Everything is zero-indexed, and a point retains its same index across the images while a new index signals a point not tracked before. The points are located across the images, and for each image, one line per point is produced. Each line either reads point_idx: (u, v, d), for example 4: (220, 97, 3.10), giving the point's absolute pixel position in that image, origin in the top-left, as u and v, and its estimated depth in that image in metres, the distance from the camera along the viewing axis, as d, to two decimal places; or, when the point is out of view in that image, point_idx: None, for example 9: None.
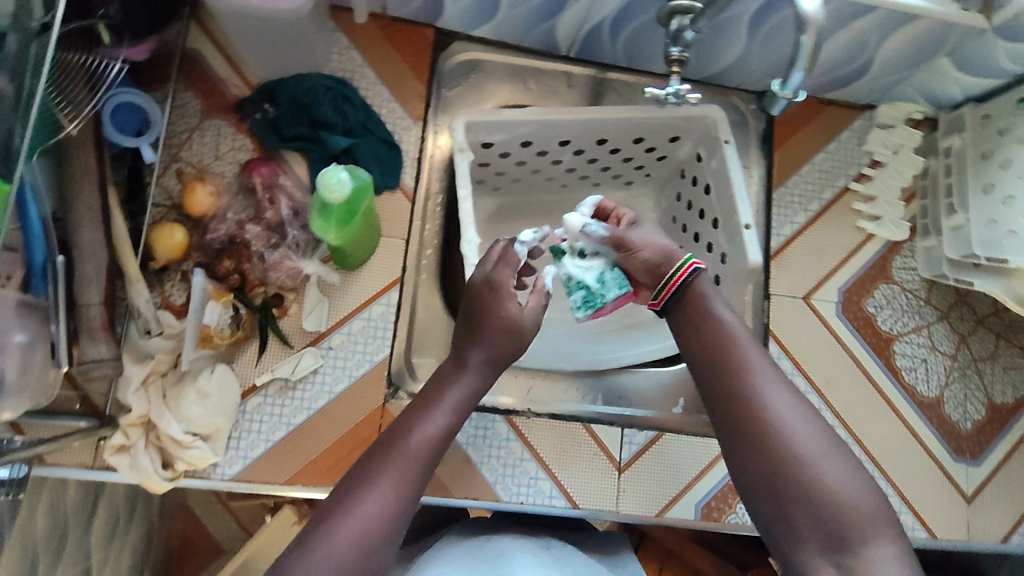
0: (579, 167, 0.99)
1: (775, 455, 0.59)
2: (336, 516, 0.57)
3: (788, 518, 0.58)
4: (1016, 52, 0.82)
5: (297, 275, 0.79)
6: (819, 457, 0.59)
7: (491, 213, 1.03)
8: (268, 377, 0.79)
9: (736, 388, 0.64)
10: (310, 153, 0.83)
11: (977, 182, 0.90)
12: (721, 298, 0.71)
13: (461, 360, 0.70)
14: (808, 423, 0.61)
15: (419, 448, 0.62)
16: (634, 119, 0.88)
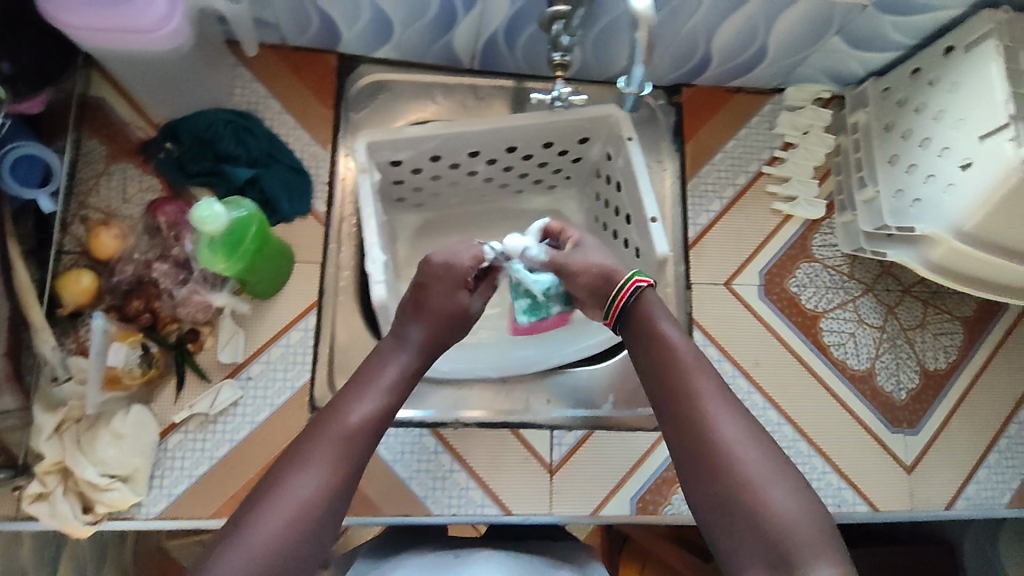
0: (496, 177, 0.99)
1: (723, 476, 0.59)
2: (260, 508, 0.56)
3: (735, 541, 0.57)
4: (903, 24, 0.83)
5: (207, 308, 0.80)
6: (766, 482, 0.57)
7: (418, 229, 1.04)
8: (186, 413, 0.79)
9: (685, 408, 0.63)
10: (217, 187, 0.83)
11: (884, 153, 0.90)
12: (668, 315, 0.70)
13: (399, 335, 0.70)
14: (758, 448, 0.60)
15: (356, 424, 0.62)
16: (535, 127, 0.88)
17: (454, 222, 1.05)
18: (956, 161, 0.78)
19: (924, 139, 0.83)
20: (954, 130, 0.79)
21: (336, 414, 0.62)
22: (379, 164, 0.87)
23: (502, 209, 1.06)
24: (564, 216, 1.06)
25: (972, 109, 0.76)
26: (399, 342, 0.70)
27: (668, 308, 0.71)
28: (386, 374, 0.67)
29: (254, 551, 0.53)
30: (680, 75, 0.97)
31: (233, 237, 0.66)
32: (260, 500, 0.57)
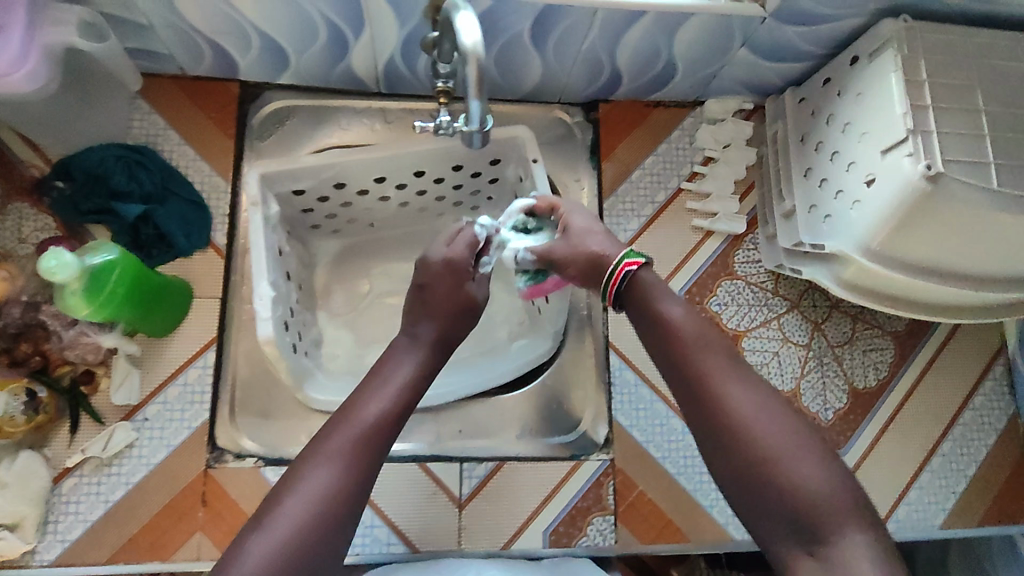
0: (411, 201, 0.96)
1: (744, 455, 0.57)
2: (274, 507, 0.57)
3: (759, 512, 0.56)
4: (807, 34, 0.80)
5: (100, 349, 0.78)
6: (786, 455, 0.56)
7: (338, 255, 1.02)
8: (79, 458, 0.78)
9: (700, 387, 0.61)
10: (110, 225, 0.82)
11: (800, 167, 0.87)
12: (670, 291, 0.67)
13: (411, 333, 0.71)
14: (776, 418, 0.58)
15: (369, 422, 0.62)
16: (437, 151, 0.87)
17: (377, 249, 1.03)
18: (862, 176, 0.75)
19: (833, 153, 0.80)
20: (860, 144, 0.76)
21: (348, 415, 0.62)
22: (279, 194, 0.86)
23: (425, 232, 1.03)
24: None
25: (874, 122, 0.73)
26: (410, 342, 0.70)
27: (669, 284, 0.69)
28: (399, 374, 0.67)
29: (263, 564, 0.53)
30: (594, 91, 0.95)
31: (94, 284, 0.64)
32: (275, 501, 0.57)
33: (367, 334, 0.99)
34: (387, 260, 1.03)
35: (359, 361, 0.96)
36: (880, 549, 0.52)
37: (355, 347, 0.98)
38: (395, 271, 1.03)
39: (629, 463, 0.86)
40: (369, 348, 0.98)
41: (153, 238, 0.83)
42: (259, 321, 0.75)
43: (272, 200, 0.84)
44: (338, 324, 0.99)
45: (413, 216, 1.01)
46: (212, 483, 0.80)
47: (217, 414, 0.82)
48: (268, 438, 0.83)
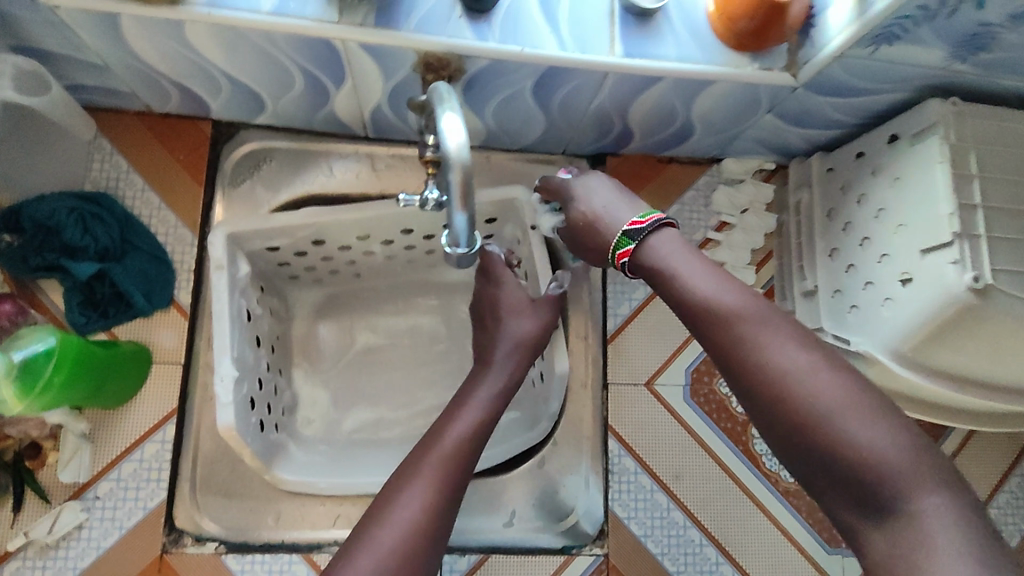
0: (398, 255, 0.89)
1: (790, 414, 0.48)
2: (371, 525, 0.59)
3: (820, 481, 0.48)
4: (841, 104, 0.72)
5: (45, 425, 0.71)
6: (840, 410, 0.47)
7: (318, 306, 0.94)
8: (21, 540, 0.71)
9: (730, 349, 0.53)
10: (63, 282, 0.75)
11: (825, 245, 0.79)
12: (683, 256, 0.59)
13: (488, 357, 0.75)
14: (823, 369, 0.49)
15: (451, 446, 0.66)
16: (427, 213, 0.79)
17: (360, 302, 0.95)
18: (896, 273, 0.68)
19: (863, 239, 0.73)
20: (896, 236, 0.68)
21: (430, 446, 0.66)
22: (251, 252, 0.79)
23: (413, 284, 0.95)
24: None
25: (913, 215, 0.67)
26: (488, 364, 0.74)
27: (687, 244, 0.60)
28: (478, 398, 0.71)
29: None
30: (601, 146, 0.86)
31: (28, 380, 0.57)
32: (363, 535, 0.59)
33: (346, 395, 0.92)
34: (371, 313, 0.95)
35: (336, 426, 0.90)
36: (964, 515, 0.42)
37: (332, 410, 0.91)
38: (380, 326, 0.95)
39: (624, 558, 0.80)
40: (348, 411, 0.91)
41: (110, 297, 0.75)
42: (219, 405, 0.69)
43: (241, 261, 0.77)
44: (316, 382, 0.91)
45: (401, 268, 0.93)
46: (169, 570, 0.73)
47: (176, 492, 0.75)
48: (231, 520, 0.76)
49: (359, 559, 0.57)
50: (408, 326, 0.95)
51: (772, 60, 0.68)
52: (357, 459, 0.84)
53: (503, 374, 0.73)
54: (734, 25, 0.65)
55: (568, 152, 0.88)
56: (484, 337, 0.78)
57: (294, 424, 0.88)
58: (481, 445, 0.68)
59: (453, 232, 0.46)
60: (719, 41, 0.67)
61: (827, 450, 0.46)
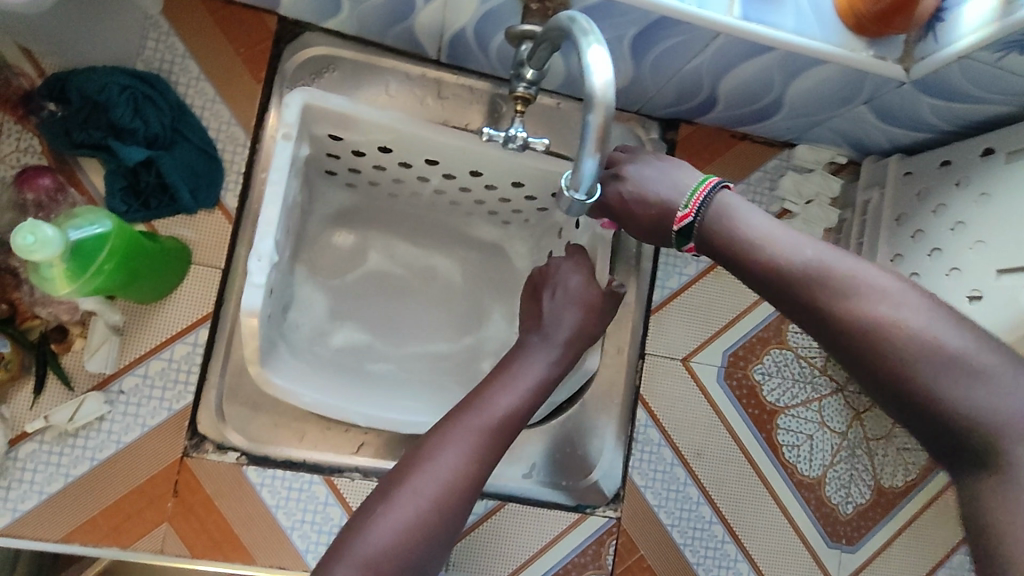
0: (450, 193, 0.86)
1: (894, 372, 0.41)
2: (411, 475, 0.58)
3: (931, 443, 0.41)
4: (943, 109, 0.70)
5: (77, 310, 0.68)
6: (941, 359, 0.40)
7: (342, 212, 0.90)
8: (40, 424, 0.69)
9: (817, 309, 0.46)
10: (106, 163, 0.70)
11: (889, 250, 0.78)
12: (748, 205, 0.53)
13: (546, 331, 0.73)
14: (924, 313, 0.42)
15: (499, 417, 0.63)
16: (505, 162, 0.76)
17: (389, 220, 0.92)
18: (964, 289, 0.68)
19: (933, 249, 0.72)
20: (970, 252, 0.68)
21: (475, 410, 0.63)
22: (314, 135, 0.75)
23: (446, 222, 0.93)
24: (511, 259, 0.94)
25: (995, 235, 0.66)
26: (541, 340, 0.72)
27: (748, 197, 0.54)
28: (530, 372, 0.69)
29: (390, 542, 0.54)
30: (678, 111, 0.83)
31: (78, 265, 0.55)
32: (399, 482, 0.58)
33: (351, 310, 0.89)
34: (395, 236, 0.92)
35: (322, 339, 0.85)
36: None
37: (337, 335, 0.87)
38: (398, 251, 0.92)
39: (637, 524, 0.81)
40: (340, 326, 0.87)
41: (154, 187, 0.71)
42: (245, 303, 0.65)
43: (304, 140, 0.73)
44: (320, 288, 0.88)
45: (440, 205, 0.90)
46: (187, 473, 0.72)
47: (201, 398, 0.74)
48: (254, 433, 0.75)
49: (399, 508, 0.56)
50: (426, 266, 0.93)
51: (888, 49, 0.65)
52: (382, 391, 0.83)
53: (555, 352, 0.71)
54: (861, 6, 0.61)
55: (642, 112, 0.85)
56: (540, 308, 0.75)
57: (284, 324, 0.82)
58: (526, 417, 0.67)
59: (577, 177, 0.45)
60: (839, 20, 0.64)
61: (925, 406, 0.40)
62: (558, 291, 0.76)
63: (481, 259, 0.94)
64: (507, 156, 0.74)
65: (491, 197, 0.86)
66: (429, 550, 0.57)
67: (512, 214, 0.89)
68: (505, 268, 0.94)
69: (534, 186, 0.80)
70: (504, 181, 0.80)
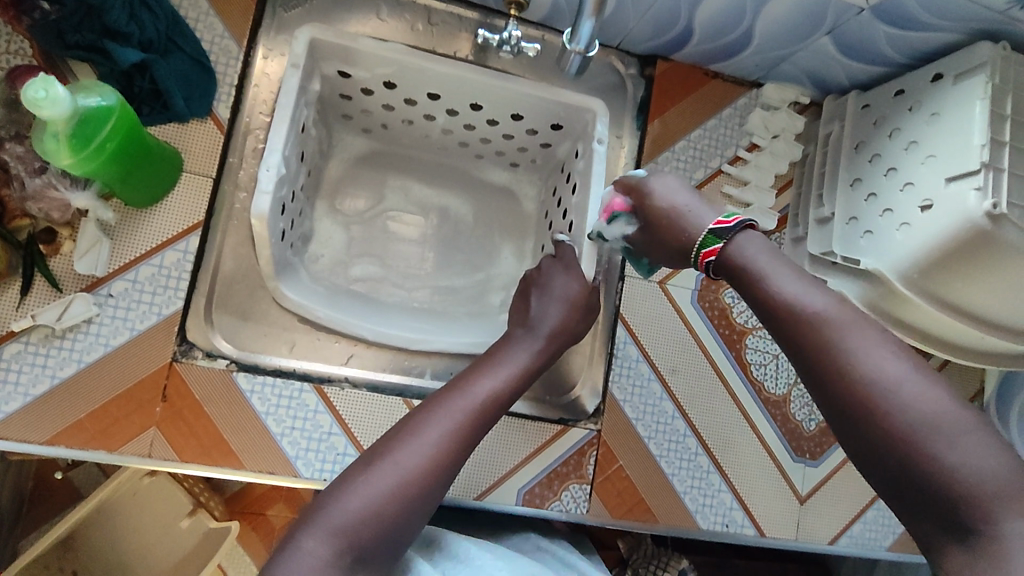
0: (455, 132, 0.91)
1: (891, 430, 0.48)
2: (398, 443, 0.63)
3: (908, 498, 0.48)
4: (897, 40, 0.77)
5: (67, 208, 0.69)
6: (923, 425, 0.47)
7: (362, 157, 0.95)
8: (27, 323, 0.68)
9: (829, 365, 0.53)
10: (98, 66, 0.71)
11: (848, 175, 0.84)
12: (773, 261, 0.61)
13: (531, 323, 0.77)
14: (915, 379, 0.50)
15: (482, 400, 0.68)
16: (506, 90, 0.82)
17: (403, 164, 0.97)
18: (917, 200, 0.74)
19: (889, 169, 0.79)
20: (922, 165, 0.74)
21: (460, 393, 0.68)
22: (325, 74, 0.81)
23: (454, 167, 0.98)
24: (519, 200, 0.98)
25: (945, 148, 0.72)
26: (526, 332, 0.76)
27: (774, 249, 0.62)
28: (515, 359, 0.73)
29: (365, 504, 0.58)
30: (654, 46, 0.88)
31: (85, 132, 0.58)
32: (381, 453, 0.62)
33: (360, 243, 0.93)
34: (409, 177, 0.96)
35: (342, 269, 0.91)
36: None
37: (334, 254, 0.91)
38: (414, 192, 0.97)
39: (616, 435, 0.85)
40: (357, 258, 0.92)
41: (148, 93, 0.72)
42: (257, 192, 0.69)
43: (315, 77, 0.79)
44: (337, 221, 0.93)
45: (452, 148, 0.96)
46: (176, 378, 0.72)
47: (192, 305, 0.75)
48: (245, 341, 0.77)
49: (379, 476, 0.60)
50: (439, 206, 0.97)
51: None
52: (373, 310, 0.86)
53: (538, 344, 0.75)
54: None
55: (621, 48, 0.90)
56: (525, 308, 0.79)
57: (304, 254, 0.88)
58: (511, 401, 0.71)
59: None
60: None
61: (905, 461, 0.48)
62: (547, 292, 0.79)
63: (487, 195, 0.98)
64: (508, 85, 0.81)
65: (496, 134, 0.91)
66: (400, 531, 0.59)
67: (518, 153, 0.94)
68: (512, 209, 0.98)
69: (534, 120, 0.86)
70: (504, 115, 0.86)
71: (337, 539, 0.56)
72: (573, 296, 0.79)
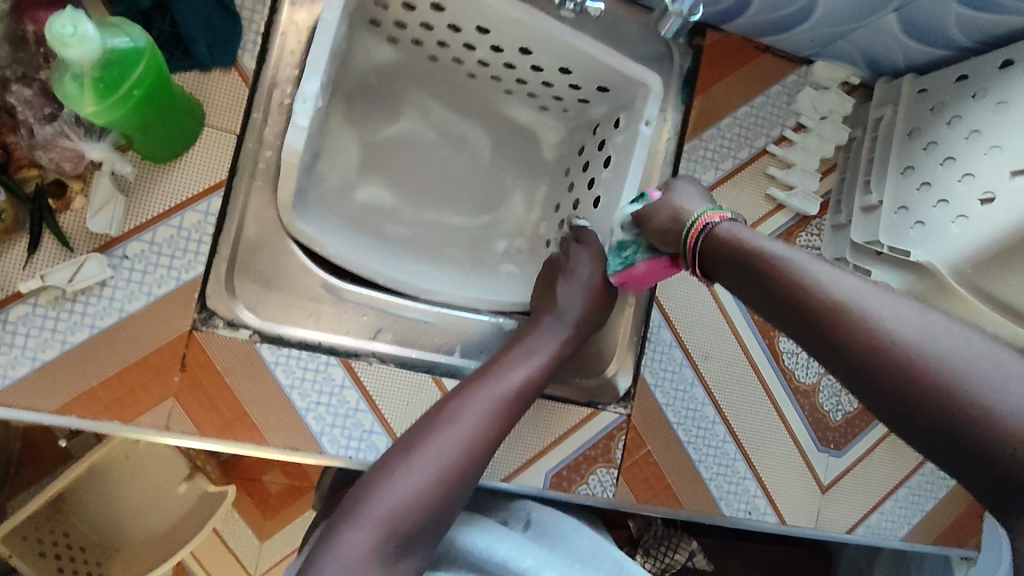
0: (495, 66, 0.85)
1: (916, 384, 0.41)
2: (436, 433, 0.60)
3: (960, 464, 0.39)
4: (967, 22, 0.73)
5: (81, 159, 0.63)
6: (951, 375, 0.40)
7: (382, 69, 0.88)
8: (36, 284, 0.63)
9: (829, 326, 0.47)
10: (116, 6, 0.65)
11: (900, 162, 0.81)
12: (750, 237, 0.58)
13: (558, 308, 0.73)
14: (931, 326, 0.42)
15: (514, 390, 0.65)
16: (559, 43, 0.76)
17: (421, 112, 0.91)
18: (977, 191, 0.71)
19: (946, 158, 0.76)
20: (985, 156, 0.71)
21: (493, 378, 0.65)
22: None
23: (478, 97, 0.91)
24: (540, 144, 0.94)
25: (1012, 139, 0.69)
26: (557, 317, 0.72)
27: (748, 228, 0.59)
28: (544, 348, 0.70)
29: (415, 494, 0.56)
30: (705, 15, 0.84)
31: (111, 74, 0.53)
32: (418, 442, 0.60)
33: (377, 210, 0.88)
34: (430, 96, 0.91)
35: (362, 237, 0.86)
36: None
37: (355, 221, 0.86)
38: (433, 155, 0.92)
39: (646, 420, 0.83)
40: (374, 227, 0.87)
41: (168, 38, 0.67)
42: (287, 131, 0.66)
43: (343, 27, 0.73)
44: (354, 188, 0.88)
45: (484, 81, 0.89)
46: (196, 347, 0.68)
47: (212, 270, 0.70)
48: (266, 311, 0.73)
49: (418, 465, 0.58)
50: (458, 135, 0.93)
51: None
52: (380, 246, 0.84)
53: (566, 333, 0.72)
54: None
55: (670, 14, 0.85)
56: (551, 294, 0.74)
57: None
58: (542, 386, 0.68)
59: None
60: None
61: (963, 431, 0.39)
62: (572, 279, 0.75)
63: (507, 133, 0.94)
64: (566, 38, 0.75)
65: (536, 79, 0.85)
66: (441, 519, 0.58)
67: (552, 100, 0.89)
68: (531, 153, 0.94)
69: (581, 76, 0.82)
70: (552, 65, 0.81)
71: (380, 528, 0.54)
72: (599, 285, 0.75)
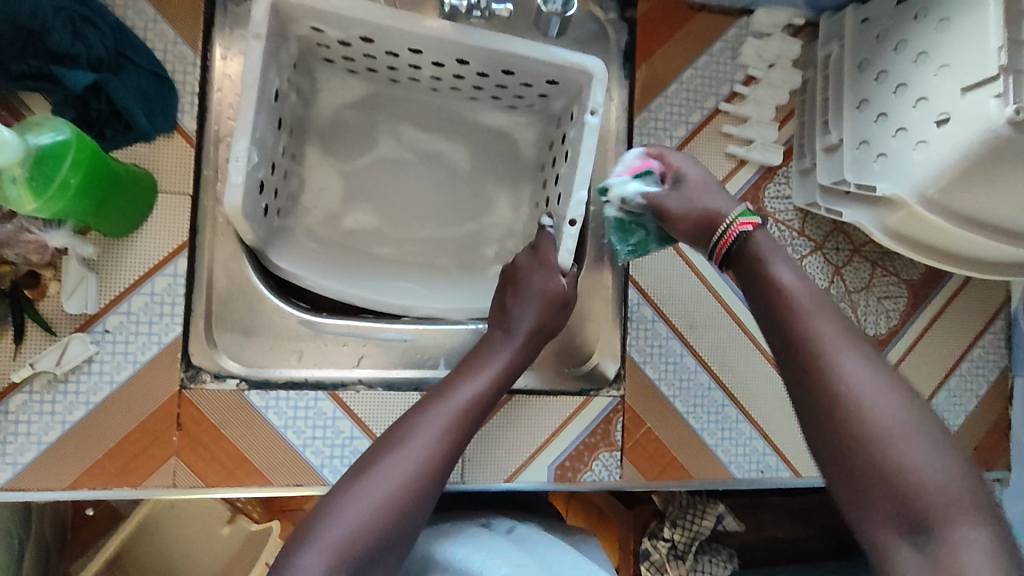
0: (440, 82, 0.85)
1: (855, 425, 0.48)
2: (387, 454, 0.61)
3: (858, 495, 0.48)
4: None
5: (46, 249, 0.65)
6: (883, 422, 0.48)
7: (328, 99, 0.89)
8: (28, 372, 0.66)
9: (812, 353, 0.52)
10: (52, 95, 0.68)
11: (854, 96, 0.79)
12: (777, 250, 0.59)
13: (508, 325, 0.74)
14: (882, 383, 0.49)
15: (467, 405, 0.66)
16: (493, 52, 0.75)
17: None
18: (932, 114, 0.69)
19: (899, 85, 0.73)
20: (935, 78, 0.69)
21: (443, 397, 0.66)
22: (298, 33, 0.74)
23: (445, 110, 0.91)
24: (517, 144, 0.93)
25: (959, 55, 0.67)
26: (504, 334, 0.73)
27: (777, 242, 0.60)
28: (494, 363, 0.71)
29: (358, 516, 0.57)
30: None
31: (42, 172, 0.54)
32: (371, 464, 0.61)
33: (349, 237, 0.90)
34: None
35: None
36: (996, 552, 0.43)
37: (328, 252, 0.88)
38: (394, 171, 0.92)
39: (640, 399, 0.84)
40: None
41: (107, 116, 0.69)
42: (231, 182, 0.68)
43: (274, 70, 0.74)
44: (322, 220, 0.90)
45: (443, 91, 0.88)
46: (188, 404, 0.71)
47: (191, 328, 0.73)
48: (251, 357, 0.75)
49: (371, 486, 0.58)
50: (431, 151, 0.92)
51: None
52: (366, 273, 0.86)
53: (516, 346, 0.73)
54: None
55: None
56: (499, 308, 0.76)
57: None
58: (495, 402, 0.70)
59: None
60: None
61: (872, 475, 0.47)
62: (520, 292, 0.76)
63: (484, 139, 0.92)
64: (497, 43, 0.73)
65: (486, 83, 0.84)
66: (395, 541, 0.57)
67: (513, 99, 0.87)
68: (509, 154, 0.93)
69: (529, 77, 0.79)
70: (496, 70, 0.79)
71: (330, 553, 0.54)
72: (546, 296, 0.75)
